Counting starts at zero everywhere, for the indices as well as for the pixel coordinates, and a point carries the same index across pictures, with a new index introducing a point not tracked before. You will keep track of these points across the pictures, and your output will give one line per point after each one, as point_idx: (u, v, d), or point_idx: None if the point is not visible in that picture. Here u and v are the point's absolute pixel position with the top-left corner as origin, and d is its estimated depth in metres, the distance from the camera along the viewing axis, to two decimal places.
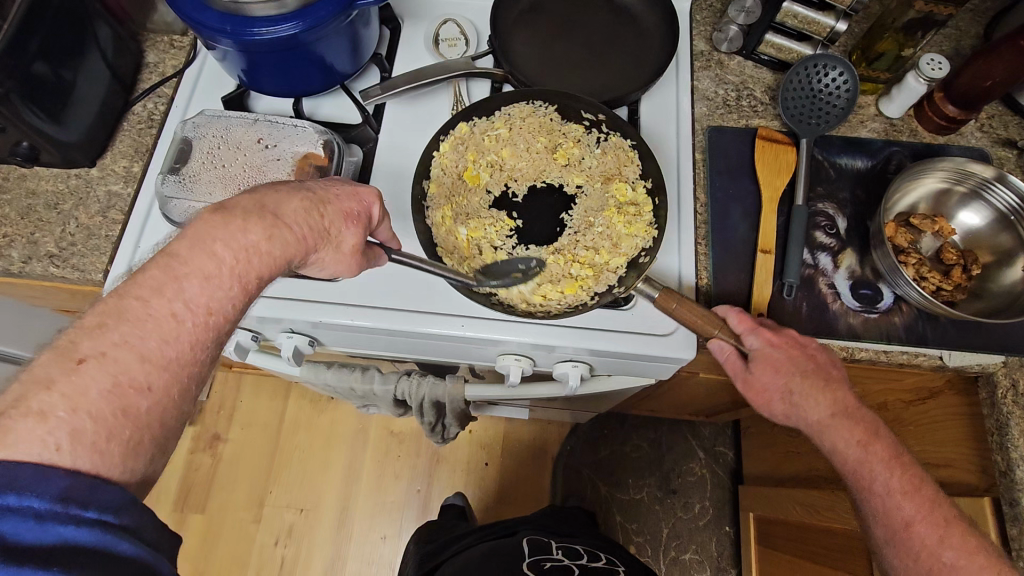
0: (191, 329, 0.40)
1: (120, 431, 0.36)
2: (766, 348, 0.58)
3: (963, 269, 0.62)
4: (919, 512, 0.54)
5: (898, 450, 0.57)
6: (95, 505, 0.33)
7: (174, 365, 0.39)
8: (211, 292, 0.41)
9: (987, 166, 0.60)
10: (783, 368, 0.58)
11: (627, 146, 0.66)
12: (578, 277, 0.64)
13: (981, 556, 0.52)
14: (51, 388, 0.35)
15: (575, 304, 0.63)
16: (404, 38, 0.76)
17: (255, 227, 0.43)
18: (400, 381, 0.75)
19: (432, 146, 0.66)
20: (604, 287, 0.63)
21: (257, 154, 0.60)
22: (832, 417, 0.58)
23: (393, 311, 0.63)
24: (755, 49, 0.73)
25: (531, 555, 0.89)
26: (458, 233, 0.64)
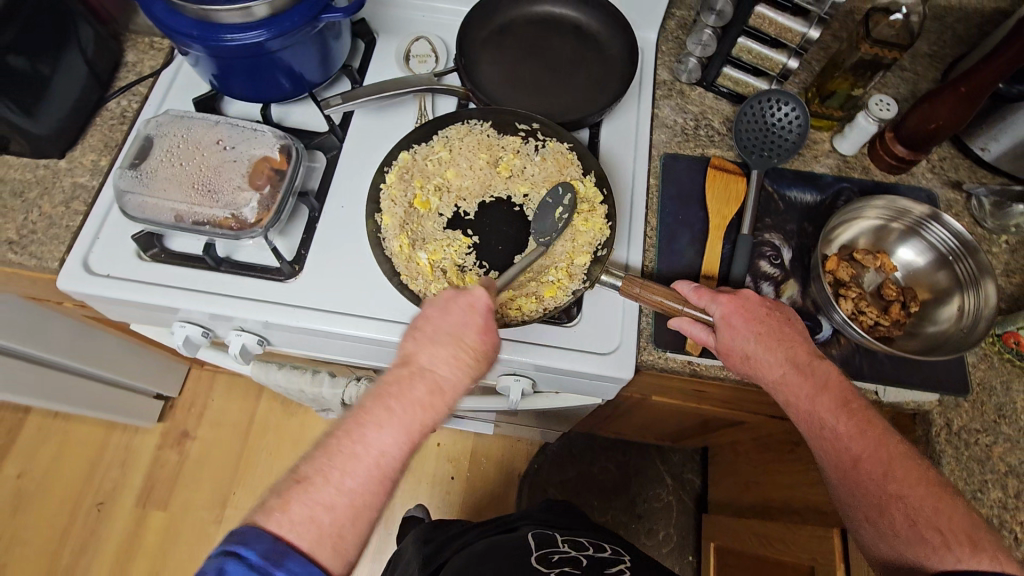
0: (373, 465, 0.48)
1: (308, 531, 0.44)
2: (725, 314, 0.57)
3: (901, 305, 0.63)
4: (866, 450, 0.52)
5: (848, 396, 0.55)
6: (286, 568, 0.42)
7: (354, 493, 0.47)
8: (384, 436, 0.48)
9: (924, 205, 0.61)
10: (744, 332, 0.57)
11: (565, 149, 0.67)
12: (556, 281, 0.64)
13: (923, 486, 0.51)
14: (292, 489, 0.46)
15: (555, 307, 0.62)
16: (377, 52, 0.79)
17: (415, 386, 0.50)
18: (348, 386, 0.76)
19: (378, 179, 0.65)
20: (578, 286, 0.63)
21: (215, 155, 0.61)
22: (785, 371, 0.56)
23: (343, 316, 0.65)
24: (713, 81, 0.75)
25: (539, 549, 0.87)
26: (418, 258, 0.64)
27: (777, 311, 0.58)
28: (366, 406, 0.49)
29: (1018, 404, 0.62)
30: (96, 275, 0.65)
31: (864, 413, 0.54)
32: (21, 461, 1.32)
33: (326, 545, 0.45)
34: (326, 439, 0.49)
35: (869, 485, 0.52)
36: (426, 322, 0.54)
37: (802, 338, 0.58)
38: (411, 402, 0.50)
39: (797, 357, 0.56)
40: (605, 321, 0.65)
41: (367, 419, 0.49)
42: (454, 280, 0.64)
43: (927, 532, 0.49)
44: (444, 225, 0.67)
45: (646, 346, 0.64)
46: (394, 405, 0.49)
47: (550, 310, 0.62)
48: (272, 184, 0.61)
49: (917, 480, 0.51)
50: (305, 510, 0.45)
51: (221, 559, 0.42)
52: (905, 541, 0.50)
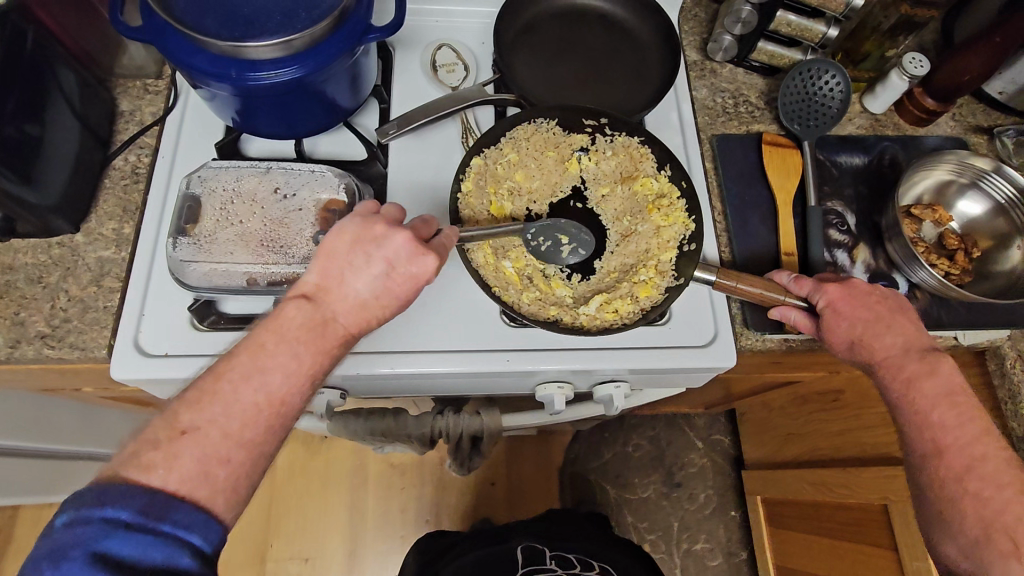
0: (266, 411, 0.42)
1: (196, 490, 0.39)
2: (833, 300, 0.60)
3: (964, 253, 0.66)
4: (958, 442, 0.55)
5: (954, 386, 0.57)
6: (170, 519, 0.37)
7: (250, 444, 0.42)
8: (283, 382, 0.43)
9: (988, 158, 0.64)
10: (851, 317, 0.59)
11: (637, 143, 0.63)
12: (647, 280, 0.59)
13: (1009, 487, 0.52)
14: (159, 446, 0.39)
15: (651, 307, 0.57)
16: (399, 66, 0.74)
17: (329, 331, 0.46)
18: (436, 421, 0.71)
19: (456, 187, 0.59)
20: (673, 282, 0.58)
21: (275, 206, 0.56)
22: (892, 354, 0.59)
23: (440, 352, 0.62)
24: (746, 57, 0.75)
25: (524, 570, 0.92)
26: (504, 268, 0.59)
27: (884, 299, 0.61)
28: (279, 334, 0.44)
29: None
30: (153, 357, 0.57)
31: (967, 406, 0.56)
32: (24, 558, 1.21)
33: (223, 497, 0.40)
34: (201, 386, 0.42)
35: (948, 475, 0.54)
36: (347, 257, 0.47)
37: (911, 323, 0.60)
38: (320, 349, 0.45)
39: (907, 343, 0.59)
40: (699, 313, 0.65)
41: (266, 360, 0.43)
42: (543, 289, 0.59)
43: (997, 535, 0.50)
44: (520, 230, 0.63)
45: (742, 332, 0.65)
46: (263, 357, 0.43)
47: (648, 310, 0.57)
48: None
49: (1005, 482, 0.52)
50: (196, 463, 0.39)
51: (87, 530, 0.35)
52: (971, 539, 0.52)
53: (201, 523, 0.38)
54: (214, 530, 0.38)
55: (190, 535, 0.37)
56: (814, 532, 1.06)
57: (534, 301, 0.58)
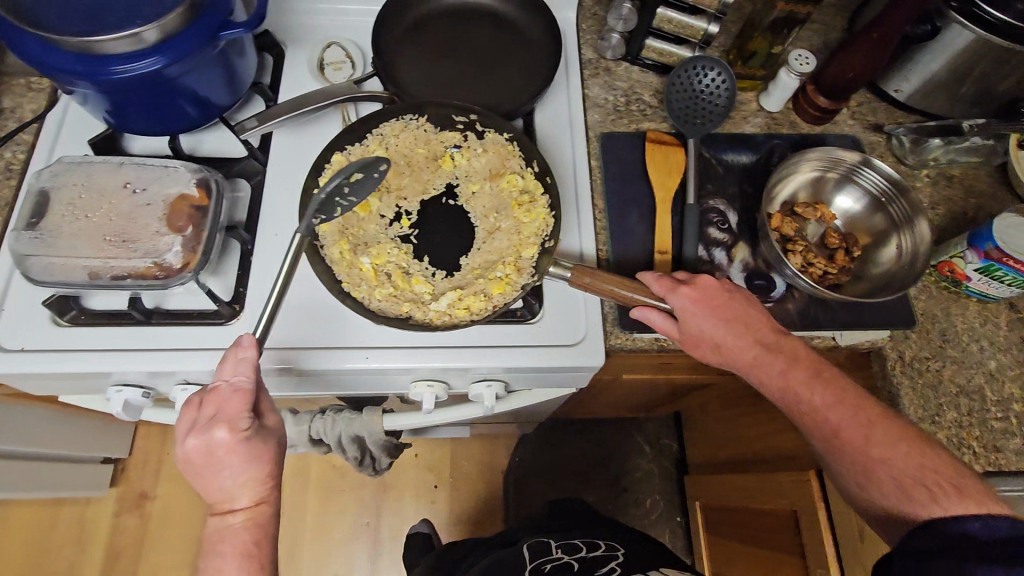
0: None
1: None
2: (688, 303, 0.58)
3: (846, 252, 0.65)
4: (843, 419, 0.54)
5: (818, 367, 0.57)
6: None
7: None
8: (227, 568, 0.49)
9: (854, 152, 0.64)
10: (710, 321, 0.57)
11: (505, 140, 0.64)
12: (504, 277, 0.59)
13: (903, 443, 0.52)
14: None
15: (504, 304, 0.57)
16: (287, 65, 0.75)
17: (237, 517, 0.51)
18: (313, 421, 0.71)
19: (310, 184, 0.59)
20: (528, 280, 0.58)
21: (124, 200, 0.56)
22: (754, 355, 0.58)
23: (299, 350, 0.60)
24: (638, 55, 0.76)
25: (532, 561, 0.86)
26: (361, 263, 0.59)
27: (735, 292, 0.59)
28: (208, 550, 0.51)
29: (957, 326, 0.66)
30: (8, 351, 0.58)
31: (836, 381, 0.56)
32: None
33: None
34: None
35: (854, 450, 0.53)
36: (199, 469, 0.51)
37: (763, 315, 0.60)
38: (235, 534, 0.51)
39: (764, 340, 0.58)
40: (568, 311, 0.63)
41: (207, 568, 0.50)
42: (399, 284, 0.59)
43: (914, 490, 0.50)
44: (388, 226, 0.62)
45: (613, 331, 0.63)
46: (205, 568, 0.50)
47: (500, 307, 0.57)
48: (194, 224, 0.57)
49: (897, 440, 0.53)
50: None
51: None
52: (893, 500, 0.51)
53: None
54: None
55: None
56: (743, 543, 1.02)
57: (384, 298, 0.57)
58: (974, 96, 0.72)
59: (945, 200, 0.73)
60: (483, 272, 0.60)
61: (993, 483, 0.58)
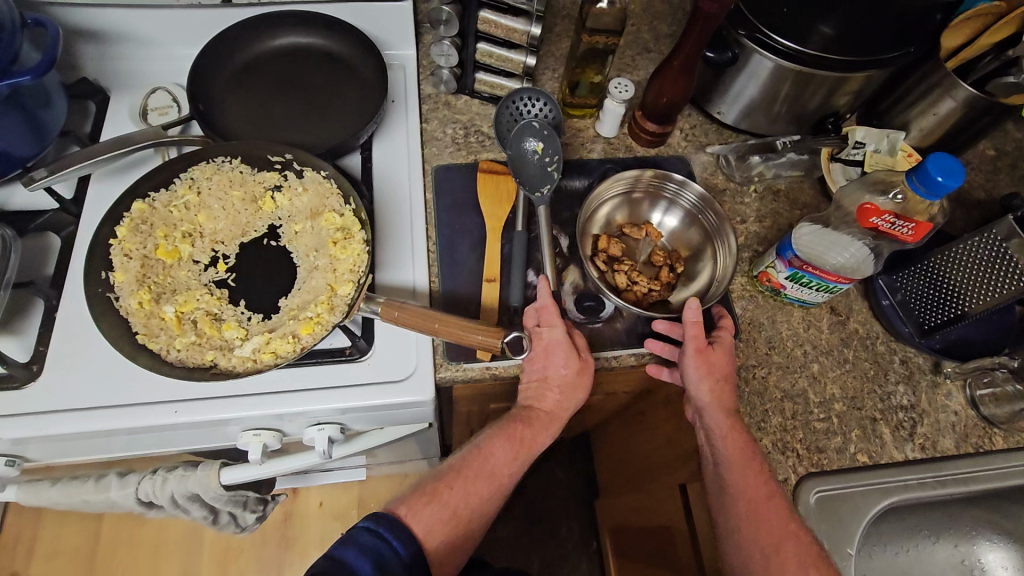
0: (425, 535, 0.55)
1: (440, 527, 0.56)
2: (722, 346, 0.61)
3: (669, 268, 0.67)
4: (742, 470, 0.56)
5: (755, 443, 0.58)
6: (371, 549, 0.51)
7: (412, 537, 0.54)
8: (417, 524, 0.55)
9: (649, 170, 0.67)
10: (724, 363, 0.60)
11: (322, 177, 0.63)
12: (315, 316, 0.57)
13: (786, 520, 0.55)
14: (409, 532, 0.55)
15: (313, 345, 0.56)
16: (111, 112, 0.72)
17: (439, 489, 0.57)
18: (142, 482, 0.66)
19: (105, 233, 0.57)
20: (340, 318, 0.56)
21: None
22: (723, 407, 0.58)
23: (100, 411, 0.56)
24: (471, 87, 0.77)
25: None
26: (163, 313, 0.56)
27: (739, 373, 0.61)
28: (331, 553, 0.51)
29: (783, 333, 0.67)
30: None
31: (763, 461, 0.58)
32: None
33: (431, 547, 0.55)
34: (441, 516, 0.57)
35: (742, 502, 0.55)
36: (536, 376, 0.60)
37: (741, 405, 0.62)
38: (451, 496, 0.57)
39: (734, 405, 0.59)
40: (397, 347, 0.61)
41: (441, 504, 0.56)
42: (205, 331, 0.57)
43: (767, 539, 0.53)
44: (202, 271, 0.60)
45: (441, 363, 0.61)
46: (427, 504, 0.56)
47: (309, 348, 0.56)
48: None
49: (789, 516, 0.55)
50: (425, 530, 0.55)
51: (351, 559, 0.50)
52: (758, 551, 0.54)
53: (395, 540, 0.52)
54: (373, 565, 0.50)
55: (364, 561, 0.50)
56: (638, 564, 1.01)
57: (187, 347, 0.55)
58: (787, 115, 0.76)
59: (772, 213, 0.76)
60: (297, 313, 0.58)
61: (813, 485, 0.60)
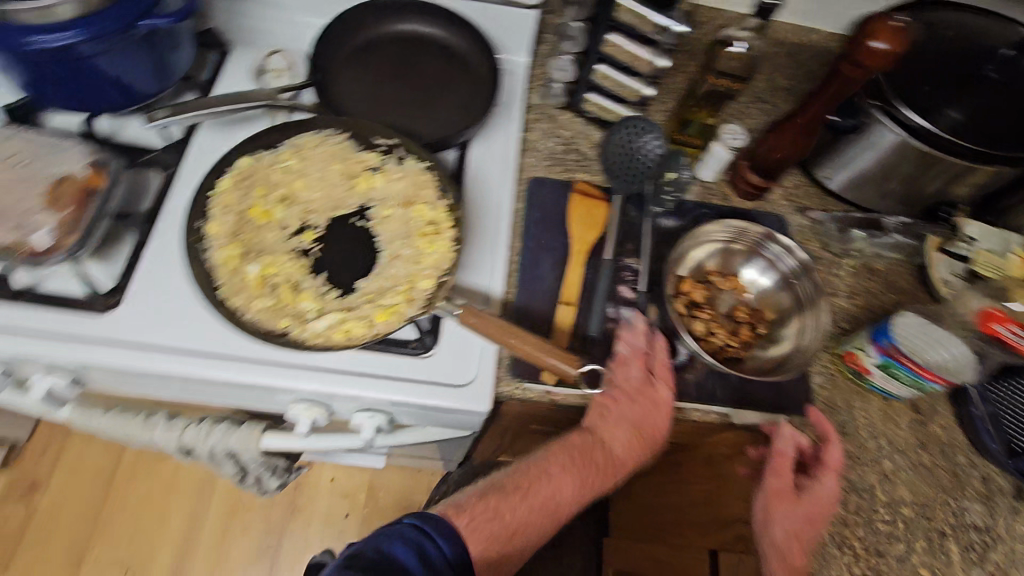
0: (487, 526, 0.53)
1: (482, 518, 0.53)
2: (829, 462, 0.58)
3: (751, 327, 0.64)
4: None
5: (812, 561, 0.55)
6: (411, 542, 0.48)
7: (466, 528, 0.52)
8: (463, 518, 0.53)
9: (757, 225, 0.65)
10: (821, 484, 0.57)
11: (423, 168, 0.64)
12: (391, 304, 0.57)
13: None
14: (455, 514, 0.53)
15: (387, 333, 0.55)
16: (231, 65, 0.74)
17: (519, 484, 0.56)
18: (187, 429, 0.66)
19: (210, 182, 0.59)
20: (416, 312, 0.56)
21: (11, 170, 0.55)
22: (792, 522, 0.56)
23: (168, 353, 0.57)
24: (579, 106, 0.76)
25: None
26: (247, 271, 0.57)
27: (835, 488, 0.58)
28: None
29: (858, 421, 0.64)
30: None
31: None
32: None
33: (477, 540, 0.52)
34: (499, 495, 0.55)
35: None
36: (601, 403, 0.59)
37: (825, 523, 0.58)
38: (517, 497, 0.55)
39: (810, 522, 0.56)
40: (463, 351, 0.61)
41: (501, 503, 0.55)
42: (283, 297, 0.57)
43: None
44: (289, 238, 0.60)
45: (503, 377, 0.60)
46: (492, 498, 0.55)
47: (381, 335, 0.55)
48: (75, 206, 0.54)
49: None
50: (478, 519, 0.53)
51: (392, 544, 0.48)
52: None
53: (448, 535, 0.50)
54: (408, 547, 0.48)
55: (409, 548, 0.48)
56: None
57: (264, 309, 0.55)
58: (900, 195, 0.73)
59: (865, 292, 0.72)
60: (374, 297, 0.58)
61: None
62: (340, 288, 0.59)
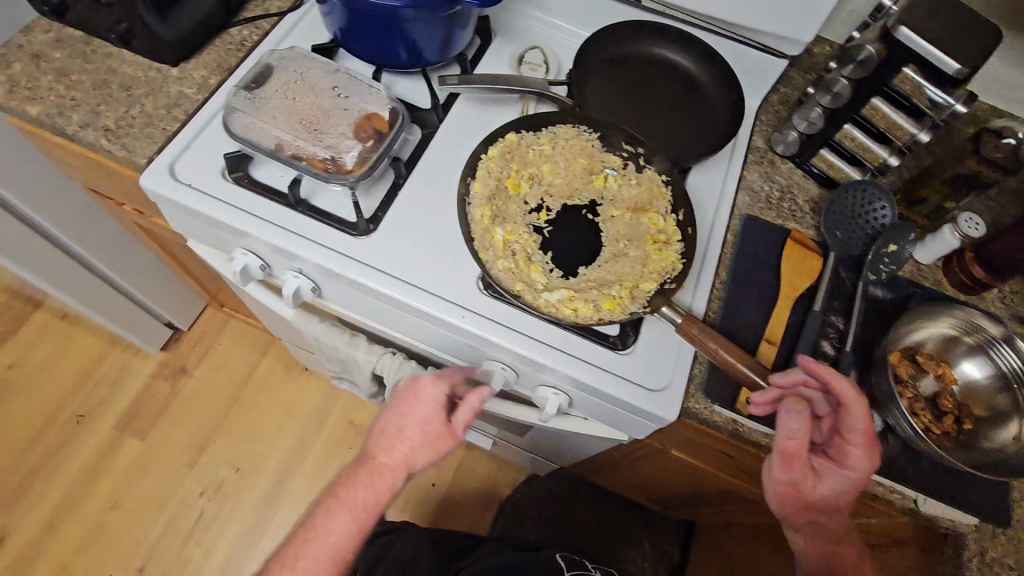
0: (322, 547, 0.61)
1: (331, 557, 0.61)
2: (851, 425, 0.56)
3: (955, 419, 0.62)
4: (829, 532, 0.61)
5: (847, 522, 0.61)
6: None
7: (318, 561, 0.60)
8: (336, 525, 0.61)
9: (997, 323, 0.62)
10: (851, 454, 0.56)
11: (661, 181, 0.67)
12: (616, 296, 0.60)
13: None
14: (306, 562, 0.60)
15: (609, 320, 0.59)
16: (492, 51, 0.81)
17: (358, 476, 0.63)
18: (383, 357, 0.73)
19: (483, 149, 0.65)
20: (637, 308, 0.60)
21: (329, 98, 0.62)
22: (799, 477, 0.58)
23: (408, 286, 0.64)
24: (807, 159, 0.77)
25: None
26: (495, 232, 0.62)
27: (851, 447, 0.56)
28: (337, 495, 0.62)
29: None
30: (178, 181, 0.64)
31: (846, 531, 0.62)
32: (20, 350, 1.32)
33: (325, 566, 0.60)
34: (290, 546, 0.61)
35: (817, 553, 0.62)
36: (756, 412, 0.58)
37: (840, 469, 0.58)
38: (366, 483, 0.62)
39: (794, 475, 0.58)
40: (657, 358, 0.64)
41: (336, 515, 0.61)
42: (520, 265, 0.62)
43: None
44: (527, 213, 0.66)
45: (693, 394, 0.63)
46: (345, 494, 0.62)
47: (604, 321, 0.59)
48: (374, 140, 0.61)
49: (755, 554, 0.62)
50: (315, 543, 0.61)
51: None
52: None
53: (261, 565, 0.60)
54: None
55: None
56: None
57: (504, 270, 0.61)
58: None
59: None
60: (597, 286, 0.62)
61: None
62: (566, 269, 0.63)
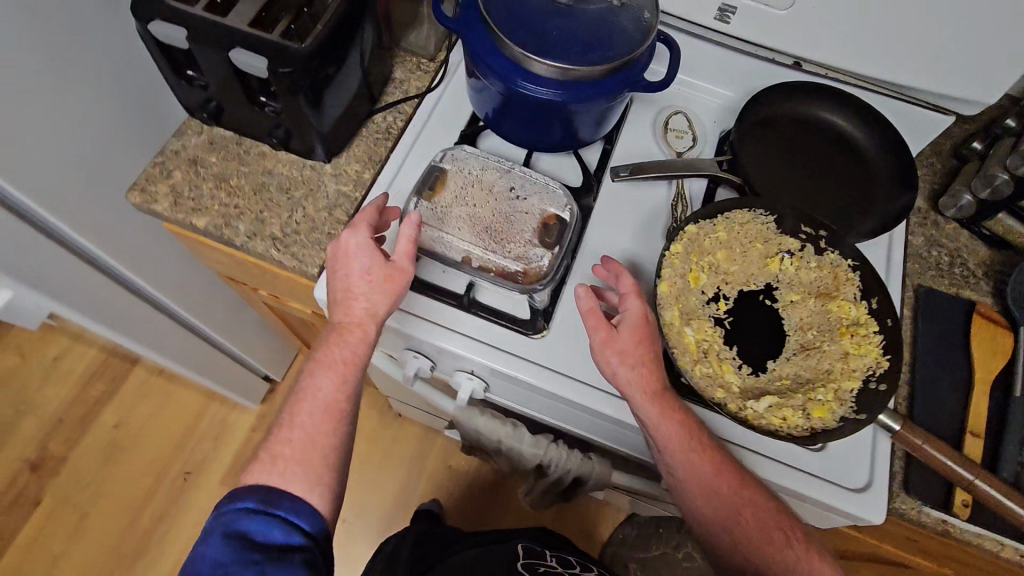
0: (320, 402, 0.52)
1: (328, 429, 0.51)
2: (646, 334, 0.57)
3: None
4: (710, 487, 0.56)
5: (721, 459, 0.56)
6: (280, 508, 0.46)
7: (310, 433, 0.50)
8: (317, 380, 0.53)
9: None
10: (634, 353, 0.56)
11: (846, 265, 0.63)
12: (823, 400, 0.58)
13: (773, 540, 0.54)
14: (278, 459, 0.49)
15: (823, 429, 0.57)
16: (632, 118, 0.77)
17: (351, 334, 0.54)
18: (552, 449, 0.72)
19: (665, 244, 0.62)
20: (849, 411, 0.57)
21: (507, 202, 0.61)
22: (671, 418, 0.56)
23: (588, 390, 0.60)
24: (981, 221, 0.73)
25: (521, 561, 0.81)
26: (686, 334, 0.60)
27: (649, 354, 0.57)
28: (315, 355, 0.54)
29: None
30: None
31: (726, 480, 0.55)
32: (124, 409, 1.34)
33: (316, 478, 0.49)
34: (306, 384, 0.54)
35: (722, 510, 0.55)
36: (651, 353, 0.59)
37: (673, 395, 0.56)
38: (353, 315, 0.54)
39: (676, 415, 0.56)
40: (856, 455, 0.61)
41: (304, 405, 0.52)
42: (716, 368, 0.60)
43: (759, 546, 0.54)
44: (707, 303, 0.63)
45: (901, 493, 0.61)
46: (319, 367, 0.53)
47: (817, 430, 0.57)
48: (557, 244, 0.61)
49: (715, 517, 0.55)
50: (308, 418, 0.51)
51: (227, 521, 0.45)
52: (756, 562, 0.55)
53: (305, 511, 0.47)
54: (314, 516, 0.48)
55: (300, 520, 0.47)
56: None
57: (704, 377, 0.59)
58: None
59: None
60: (798, 385, 0.60)
61: None
62: (758, 367, 0.61)
